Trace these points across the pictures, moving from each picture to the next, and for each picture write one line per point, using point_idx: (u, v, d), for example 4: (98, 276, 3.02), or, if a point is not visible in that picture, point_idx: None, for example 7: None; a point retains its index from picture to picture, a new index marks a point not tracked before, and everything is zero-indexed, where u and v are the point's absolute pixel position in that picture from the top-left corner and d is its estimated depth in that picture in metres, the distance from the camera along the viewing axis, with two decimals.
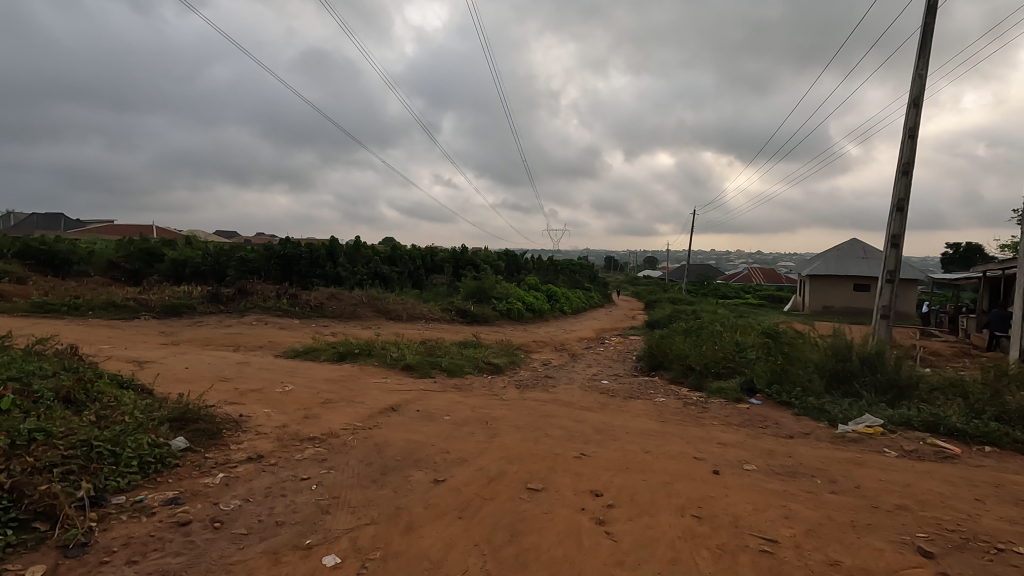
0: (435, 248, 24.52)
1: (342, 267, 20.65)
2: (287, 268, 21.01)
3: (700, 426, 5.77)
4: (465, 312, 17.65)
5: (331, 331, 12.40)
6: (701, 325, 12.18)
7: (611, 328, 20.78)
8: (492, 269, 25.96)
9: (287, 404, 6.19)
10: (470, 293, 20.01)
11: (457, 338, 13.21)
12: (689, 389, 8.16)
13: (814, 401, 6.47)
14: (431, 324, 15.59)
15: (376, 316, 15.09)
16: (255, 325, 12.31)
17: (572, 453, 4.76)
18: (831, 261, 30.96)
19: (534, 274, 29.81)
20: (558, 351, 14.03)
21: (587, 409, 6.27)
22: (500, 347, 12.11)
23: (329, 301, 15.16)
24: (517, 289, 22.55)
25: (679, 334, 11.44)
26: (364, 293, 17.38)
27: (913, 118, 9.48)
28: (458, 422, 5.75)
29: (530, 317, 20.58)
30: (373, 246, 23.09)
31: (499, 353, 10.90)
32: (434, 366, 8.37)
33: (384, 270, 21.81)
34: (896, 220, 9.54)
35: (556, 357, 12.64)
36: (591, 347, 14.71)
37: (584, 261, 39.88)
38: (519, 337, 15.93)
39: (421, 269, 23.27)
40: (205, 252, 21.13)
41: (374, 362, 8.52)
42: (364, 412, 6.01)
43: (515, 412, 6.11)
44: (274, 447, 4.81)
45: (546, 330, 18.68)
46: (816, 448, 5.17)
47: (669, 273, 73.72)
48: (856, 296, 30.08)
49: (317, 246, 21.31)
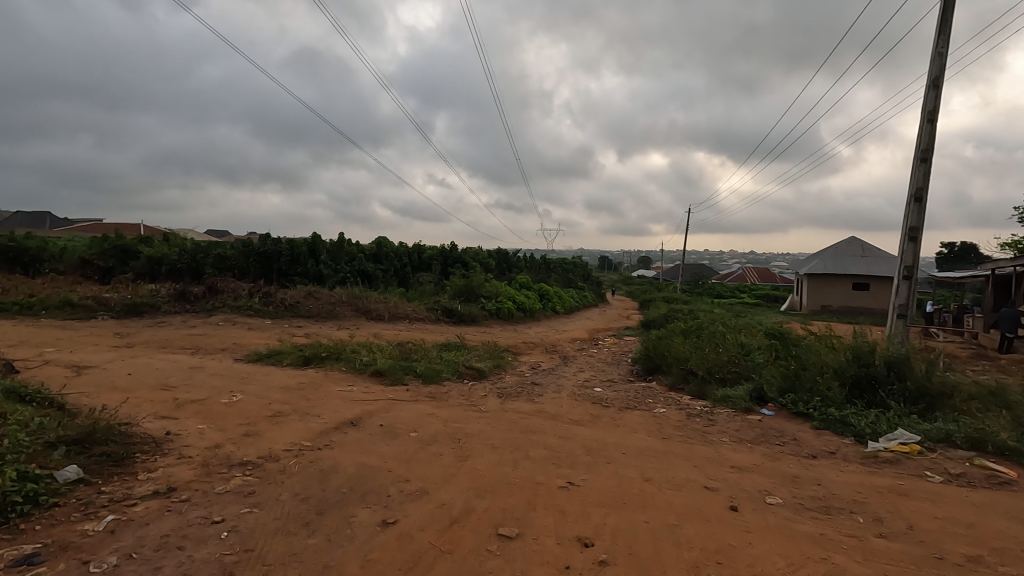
0: (422, 245, 23.64)
1: (324, 265, 19.75)
2: (266, 266, 20.07)
3: (708, 444, 4.95)
4: (452, 311, 16.80)
5: (304, 332, 11.51)
6: (702, 326, 11.38)
7: (605, 328, 19.97)
8: (482, 267, 25.09)
9: (228, 419, 5.32)
10: (457, 292, 19.16)
11: (440, 339, 12.36)
12: (691, 396, 7.35)
13: (836, 413, 5.69)
14: (415, 324, 14.73)
15: (355, 316, 14.21)
16: (221, 326, 11.40)
17: (557, 482, 3.93)
18: (829, 260, 30.33)
19: (525, 272, 28.96)
20: (548, 353, 13.21)
21: (577, 423, 5.44)
22: (485, 349, 11.28)
23: (306, 300, 14.26)
24: (507, 287, 21.71)
25: (677, 335, 10.64)
26: (345, 291, 16.49)
27: (932, 100, 8.79)
28: (425, 441, 4.89)
29: (520, 317, 19.74)
30: (358, 243, 22.19)
31: (483, 355, 10.06)
32: (408, 371, 7.52)
33: (368, 268, 20.91)
34: (914, 211, 8.89)
35: (545, 360, 11.83)
36: (584, 349, 13.89)
37: (578, 261, 39.11)
38: (507, 338, 15.10)
39: (408, 268, 22.39)
40: (181, 249, 20.15)
41: (341, 367, 7.66)
42: (317, 427, 5.15)
43: (493, 427, 5.27)
44: (194, 475, 3.94)
45: (536, 330, 17.85)
46: (847, 473, 4.37)
47: (663, 272, 73.11)
48: (854, 296, 29.45)
49: (299, 242, 20.38)
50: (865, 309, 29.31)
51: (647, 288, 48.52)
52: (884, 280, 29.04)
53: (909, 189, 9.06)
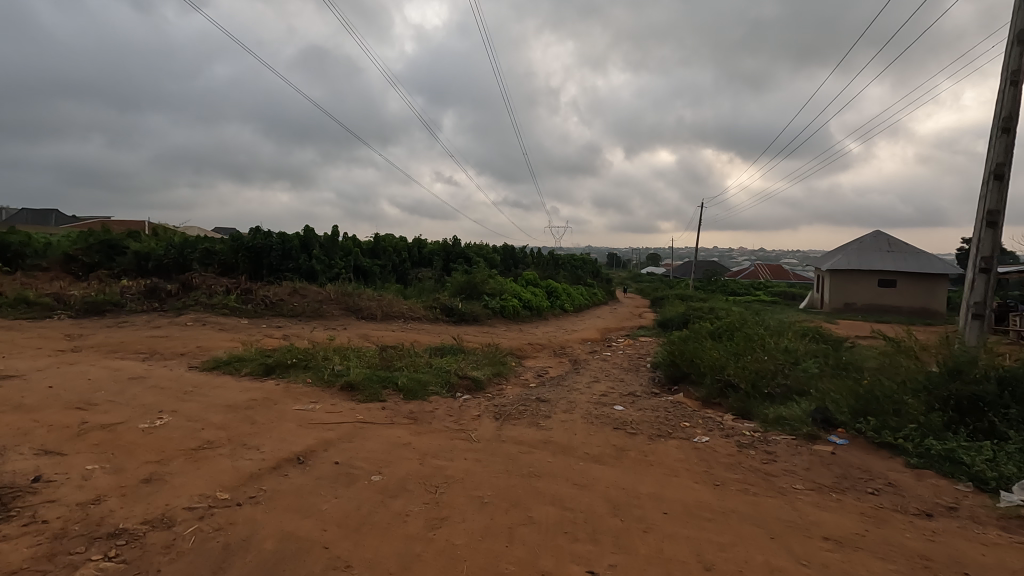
0: (422, 239, 22.32)
1: (317, 259, 18.50)
2: (256, 261, 18.89)
3: (779, 495, 3.60)
4: (451, 310, 15.47)
5: (283, 334, 10.25)
6: (732, 326, 10.00)
7: (616, 328, 18.55)
8: (486, 263, 23.73)
9: (135, 454, 4.01)
10: (458, 288, 17.81)
11: (435, 341, 11.05)
12: (732, 415, 6.00)
13: (937, 445, 4.33)
14: (411, 324, 13.43)
15: (344, 315, 12.92)
16: (190, 327, 10.16)
17: (574, 571, 2.60)
18: (852, 255, 28.70)
19: (532, 268, 27.60)
20: (556, 357, 11.84)
21: (596, 460, 4.09)
22: (486, 353, 9.97)
23: (291, 298, 13.00)
24: (512, 284, 20.32)
25: (706, 338, 9.23)
26: (336, 288, 15.22)
27: (1018, 57, 7.34)
28: (389, 490, 3.56)
29: (526, 316, 18.39)
30: (354, 238, 20.93)
31: (482, 361, 8.73)
32: (387, 383, 6.21)
33: (365, 264, 19.64)
34: (993, 191, 7.49)
35: (553, 365, 10.48)
36: (596, 352, 12.49)
37: (587, 258, 37.70)
38: (511, 339, 13.77)
39: (407, 263, 21.09)
40: (167, 243, 18.98)
41: (307, 378, 6.36)
42: (248, 468, 3.84)
43: (484, 467, 3.93)
44: (30, 559, 2.64)
45: (543, 330, 16.50)
46: (993, 549, 3.02)
47: (674, 269, 71.38)
48: (879, 293, 27.77)
49: (290, 236, 19.15)
50: (892, 307, 27.63)
51: (657, 285, 46.88)
52: (912, 277, 27.37)
53: (985, 166, 7.68)
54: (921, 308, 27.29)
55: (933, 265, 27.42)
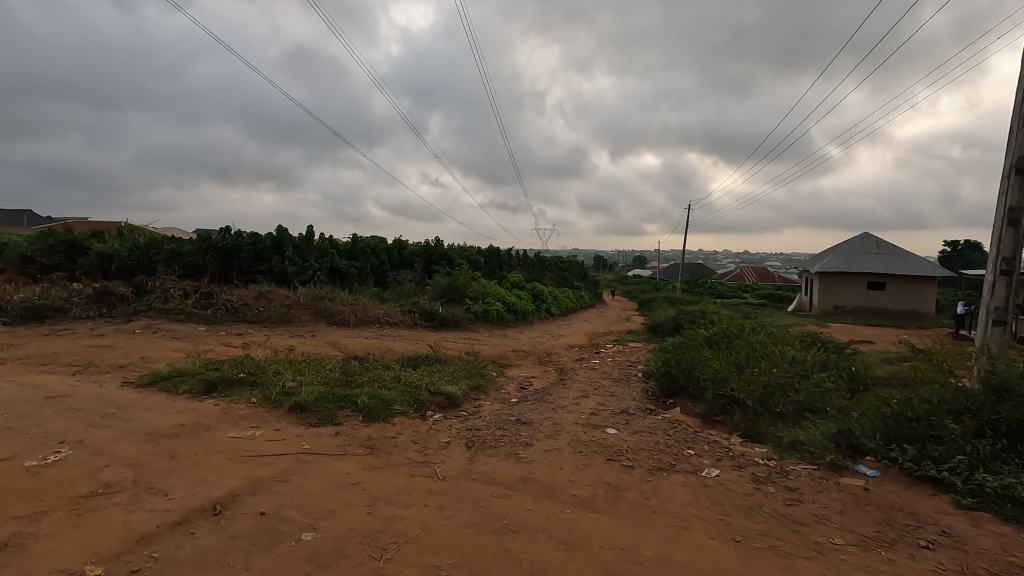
0: (403, 240, 21.44)
1: (291, 261, 17.56)
2: (226, 263, 17.93)
3: (817, 557, 2.84)
4: (431, 314, 14.64)
5: (243, 344, 9.35)
6: (729, 333, 9.32)
7: (604, 333, 17.82)
8: (469, 265, 22.89)
9: (3, 506, 3.16)
10: (439, 292, 16.97)
11: (410, 349, 10.24)
12: (740, 438, 5.28)
13: (992, 480, 3.63)
14: (386, 330, 12.57)
15: (314, 321, 12.04)
16: (139, 335, 9.23)
17: None
18: (841, 257, 28.35)
19: (517, 271, 26.85)
20: (541, 365, 11.07)
21: (586, 507, 3.31)
22: (465, 363, 9.16)
23: (257, 302, 12.09)
24: (496, 287, 19.52)
25: (703, 347, 8.54)
26: (308, 291, 14.32)
27: None
28: (318, 557, 2.75)
29: (511, 320, 17.60)
30: (331, 238, 20.01)
31: (458, 372, 7.93)
32: (345, 403, 5.39)
33: (341, 265, 18.72)
34: (1015, 185, 6.87)
35: (539, 375, 9.73)
36: (583, 360, 11.74)
37: (574, 260, 37.04)
38: (494, 346, 12.99)
39: (386, 265, 20.19)
40: (132, 243, 17.93)
41: (253, 397, 5.51)
42: (143, 527, 3.01)
43: (446, 519, 3.13)
44: None
45: (528, 336, 15.74)
46: None
47: (661, 271, 71.11)
48: (868, 296, 27.43)
49: (263, 237, 18.21)
50: (881, 310, 27.30)
51: (645, 288, 46.37)
52: (901, 279, 27.08)
53: (1005, 160, 7.10)
54: (910, 310, 26.98)
55: (922, 267, 27.15)
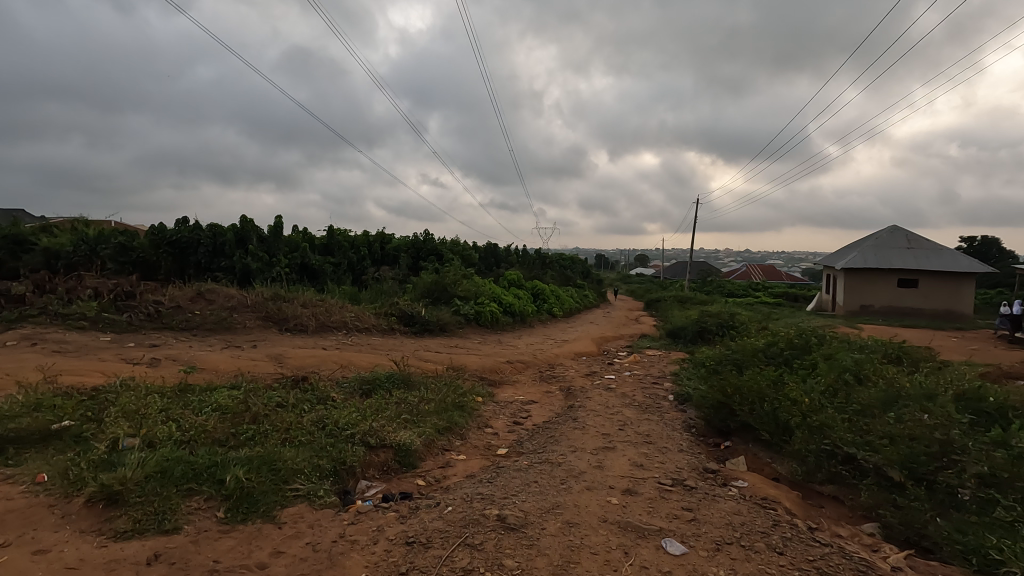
0: (386, 233, 19.08)
1: (254, 256, 15.27)
2: (182, 259, 15.74)
3: None
4: (412, 318, 12.35)
5: (148, 363, 7.09)
6: (790, 345, 7.05)
7: (614, 338, 15.49)
8: (461, 261, 20.53)
9: None
10: (423, 291, 14.66)
11: (373, 367, 7.97)
12: (895, 548, 3.00)
13: None
14: (353, 338, 10.28)
15: (262, 326, 9.77)
16: (11, 348, 6.96)
17: None
18: (868, 252, 26.03)
19: (516, 268, 24.58)
20: (543, 384, 8.74)
21: None
22: (441, 386, 6.83)
23: (192, 304, 9.82)
24: (490, 285, 17.20)
25: (763, 367, 6.29)
26: (264, 290, 12.08)
27: None
28: None
29: (507, 324, 15.31)
30: (304, 231, 17.73)
31: (426, 403, 5.64)
32: (204, 479, 3.12)
33: (314, 262, 16.42)
34: None
35: (540, 400, 7.45)
36: (595, 374, 9.49)
37: (576, 258, 34.70)
38: (484, 357, 10.72)
39: (366, 260, 17.84)
40: (75, 237, 15.68)
41: (52, 466, 3.21)
42: None
43: None
44: None
45: (527, 342, 13.49)
46: None
47: (665, 270, 68.72)
48: (899, 294, 25.11)
49: (223, 229, 15.93)
50: (913, 310, 25.00)
51: (651, 287, 43.97)
52: (935, 276, 24.78)
53: None
54: (945, 310, 24.69)
55: (957, 262, 24.84)
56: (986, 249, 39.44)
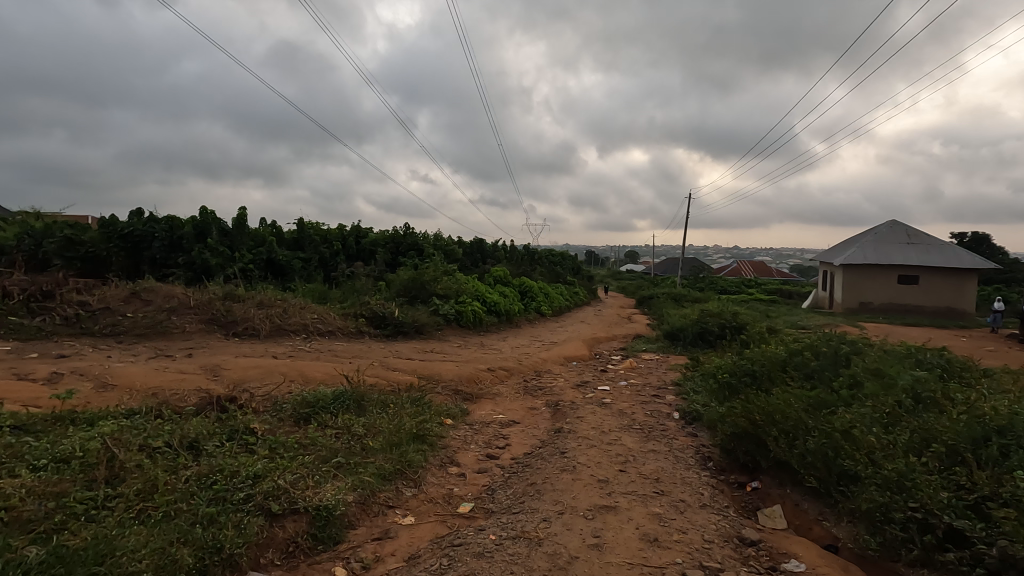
0: (362, 227, 17.77)
1: (214, 251, 13.92)
2: (136, 254, 14.37)
3: None
4: (384, 319, 11.15)
5: (44, 379, 5.83)
6: (819, 357, 5.94)
7: (606, 339, 14.33)
8: (444, 257, 19.27)
9: None
10: (399, 289, 13.42)
11: (326, 382, 6.76)
12: None
13: None
14: (312, 344, 9.04)
15: (205, 331, 8.50)
16: None
17: None
18: (868, 248, 25.12)
19: (503, 263, 23.40)
20: (527, 397, 7.55)
21: None
22: (402, 408, 5.63)
23: (125, 304, 8.54)
24: (474, 283, 15.99)
25: (794, 386, 5.16)
26: (217, 288, 10.80)
27: None
28: None
29: (491, 324, 14.13)
30: (272, 224, 16.40)
31: (374, 434, 4.43)
32: None
33: (281, 257, 15.11)
34: None
35: (523, 420, 6.30)
36: (587, 384, 8.36)
37: (567, 254, 33.58)
38: (462, 363, 9.55)
39: (340, 256, 16.56)
40: (17, 229, 14.27)
41: None
42: None
43: None
44: None
45: (512, 344, 12.33)
46: None
47: (657, 267, 67.80)
48: (899, 291, 24.23)
49: (182, 221, 14.59)
50: (913, 307, 24.13)
51: (644, 284, 42.96)
52: (937, 272, 23.91)
53: None
54: (947, 308, 23.83)
55: (960, 258, 24.00)
56: (977, 244, 38.95)
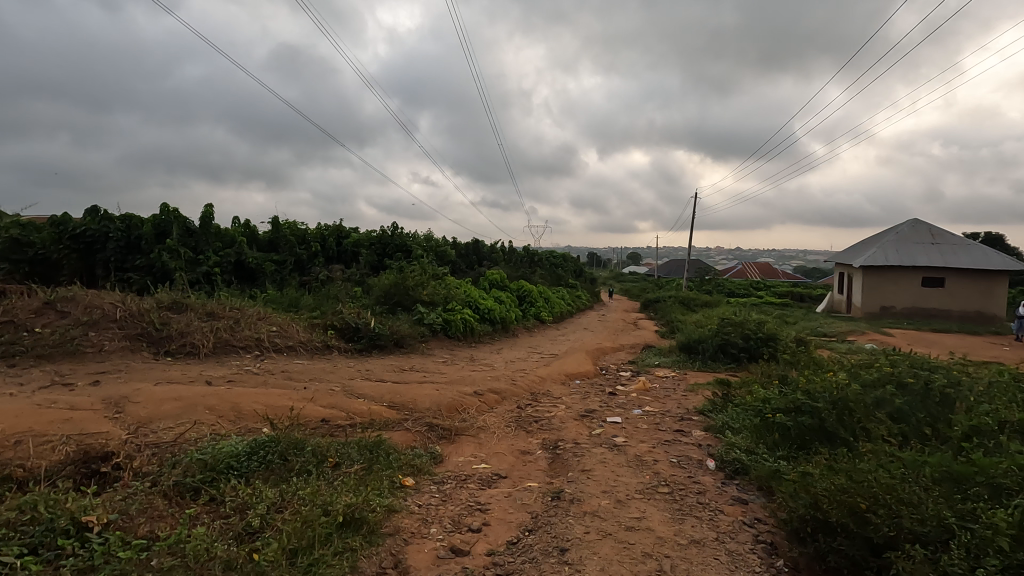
0: (344, 226, 16.27)
1: (173, 252, 12.42)
2: (89, 256, 12.89)
3: None
4: (357, 331, 9.68)
5: None
6: (909, 399, 4.45)
7: (612, 350, 12.82)
8: (434, 259, 17.75)
9: None
10: (380, 295, 11.93)
11: (258, 424, 5.25)
12: None
13: None
14: (264, 363, 7.56)
15: (130, 349, 7.02)
16: None
17: None
18: (889, 248, 23.60)
19: (500, 265, 21.94)
20: (519, 434, 6.04)
21: None
22: (343, 470, 4.12)
23: (34, 318, 7.07)
24: (466, 287, 14.52)
25: (891, 446, 3.66)
26: (164, 294, 9.32)
27: None
28: None
29: (483, 334, 12.66)
30: (243, 224, 14.91)
31: (276, 529, 2.96)
32: None
33: (251, 260, 13.63)
34: None
35: (511, 473, 4.81)
36: (591, 412, 6.87)
37: (568, 256, 32.05)
38: (445, 384, 8.09)
39: (318, 258, 15.10)
40: None
41: None
42: None
43: None
44: None
45: (506, 357, 10.86)
46: None
47: (661, 269, 66.22)
48: (923, 295, 22.67)
49: (140, 220, 13.13)
50: (939, 311, 22.59)
51: (648, 286, 41.41)
52: (963, 275, 22.39)
53: None
54: (975, 312, 22.29)
55: (988, 258, 22.46)
56: (994, 244, 37.45)
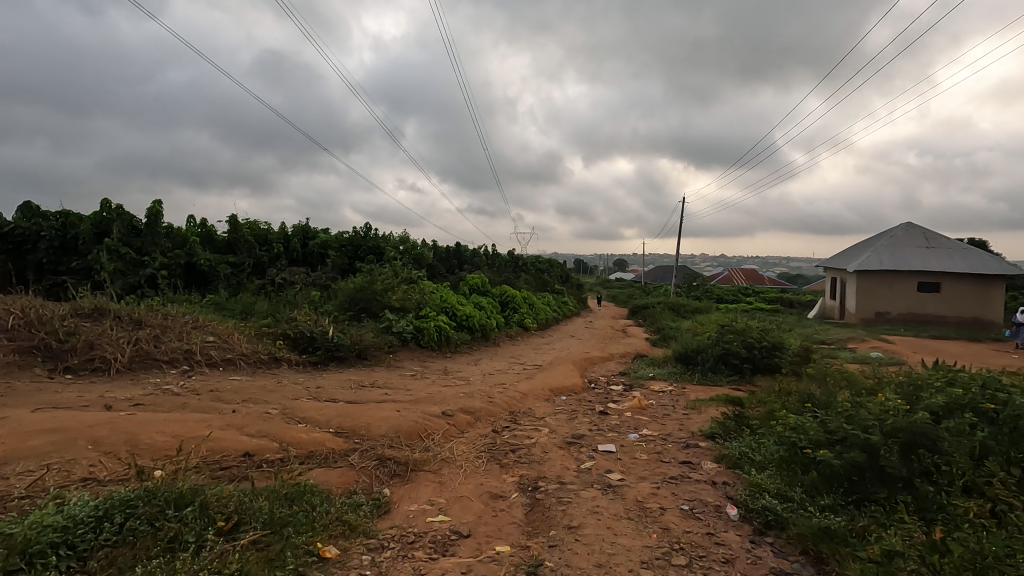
0: (311, 226, 15.02)
1: (112, 252, 11.10)
2: (19, 258, 11.51)
3: None
4: (313, 341, 8.48)
5: None
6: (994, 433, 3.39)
7: (601, 359, 11.76)
8: (411, 263, 16.58)
9: None
10: (344, 301, 10.72)
11: (149, 466, 4.04)
12: None
13: None
14: (190, 381, 6.34)
15: (18, 366, 5.75)
16: None
17: None
18: (883, 252, 22.89)
19: (481, 270, 20.80)
20: (491, 469, 4.90)
21: None
22: (232, 546, 2.92)
23: None
24: (442, 292, 13.37)
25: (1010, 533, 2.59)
26: (85, 297, 8.05)
27: None
28: None
29: (460, 343, 11.51)
30: (199, 223, 13.61)
31: None
32: None
33: (203, 262, 12.33)
34: None
35: (474, 530, 3.65)
36: (579, 438, 5.75)
37: (554, 261, 31.02)
38: (409, 403, 6.93)
39: (280, 260, 13.85)
40: None
41: None
42: None
43: None
44: None
45: (484, 369, 9.73)
46: None
47: (648, 275, 65.52)
48: (919, 300, 21.99)
49: (78, 217, 11.77)
50: (935, 317, 21.90)
51: (636, 292, 40.52)
52: (959, 279, 21.74)
53: None
54: (972, 318, 21.64)
55: (984, 262, 21.85)
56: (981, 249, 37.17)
